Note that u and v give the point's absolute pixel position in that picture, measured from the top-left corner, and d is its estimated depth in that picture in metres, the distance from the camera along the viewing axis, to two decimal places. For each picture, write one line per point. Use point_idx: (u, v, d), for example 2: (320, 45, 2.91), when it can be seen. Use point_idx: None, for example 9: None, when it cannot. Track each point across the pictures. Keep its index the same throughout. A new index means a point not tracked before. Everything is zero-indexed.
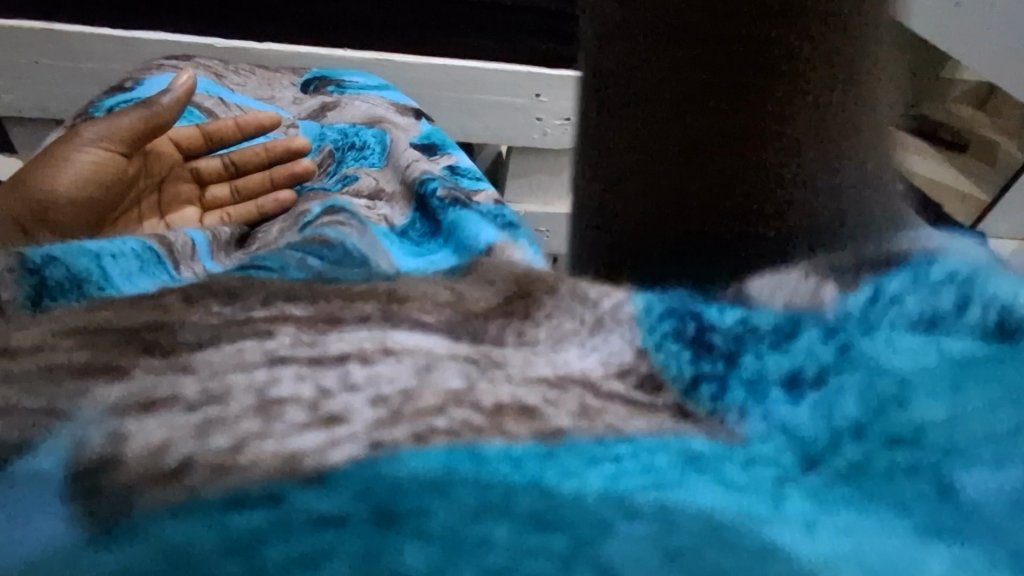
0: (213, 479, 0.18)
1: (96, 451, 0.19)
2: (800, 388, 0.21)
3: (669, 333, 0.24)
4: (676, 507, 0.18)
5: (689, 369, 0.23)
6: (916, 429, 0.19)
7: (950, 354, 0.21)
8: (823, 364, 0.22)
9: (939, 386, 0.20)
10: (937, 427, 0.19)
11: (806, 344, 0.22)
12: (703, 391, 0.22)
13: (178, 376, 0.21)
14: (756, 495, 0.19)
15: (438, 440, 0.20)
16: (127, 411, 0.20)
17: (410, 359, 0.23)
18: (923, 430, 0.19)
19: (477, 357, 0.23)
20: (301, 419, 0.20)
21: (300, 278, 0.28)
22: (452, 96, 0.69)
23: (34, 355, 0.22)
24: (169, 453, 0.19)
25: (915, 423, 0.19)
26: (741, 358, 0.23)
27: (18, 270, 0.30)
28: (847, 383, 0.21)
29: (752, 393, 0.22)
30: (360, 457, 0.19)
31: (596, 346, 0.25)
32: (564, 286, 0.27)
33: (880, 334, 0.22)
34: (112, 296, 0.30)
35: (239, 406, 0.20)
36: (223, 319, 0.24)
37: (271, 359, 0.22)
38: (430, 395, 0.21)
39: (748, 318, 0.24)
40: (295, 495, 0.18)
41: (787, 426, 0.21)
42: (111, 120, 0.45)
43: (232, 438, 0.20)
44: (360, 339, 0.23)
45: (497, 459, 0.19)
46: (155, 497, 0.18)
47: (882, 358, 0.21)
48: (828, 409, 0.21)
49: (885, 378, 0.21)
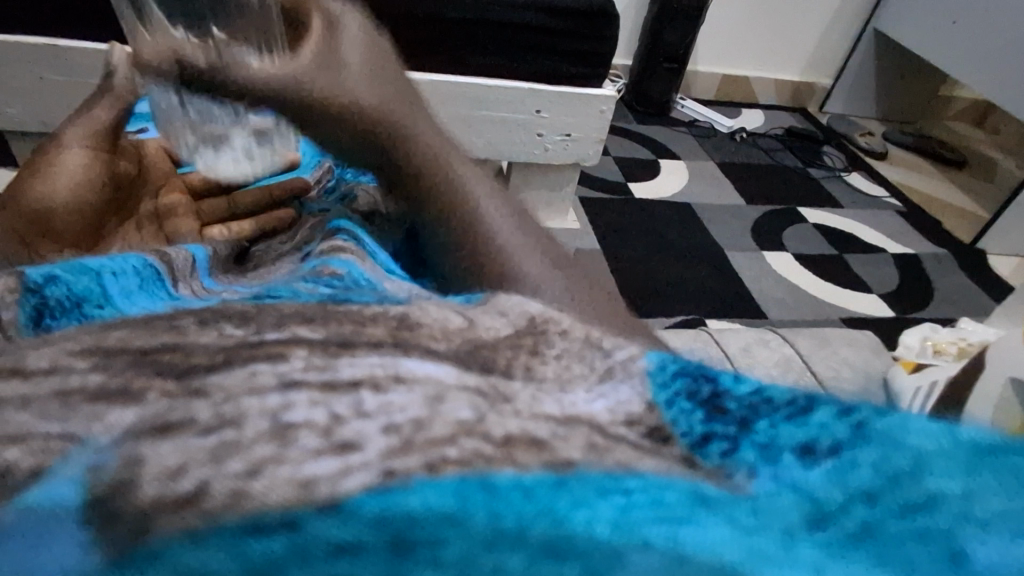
0: (230, 506, 0.18)
1: (111, 475, 0.18)
2: (813, 455, 0.22)
3: (681, 393, 0.24)
4: (687, 540, 0.18)
5: (700, 428, 0.23)
6: (929, 498, 0.19)
7: (962, 439, 0.21)
8: (838, 437, 0.22)
9: (953, 467, 0.20)
10: (950, 499, 0.19)
11: (818, 419, 0.23)
12: (713, 448, 0.23)
13: (191, 401, 0.20)
14: (768, 538, 0.19)
15: (450, 470, 0.19)
16: (140, 434, 0.19)
17: (421, 388, 0.21)
18: (936, 500, 0.19)
19: (484, 390, 0.22)
20: (314, 445, 0.19)
21: (314, 300, 0.28)
22: (453, 112, 0.86)
23: (48, 376, 0.22)
24: (183, 477, 0.18)
25: (928, 493, 0.20)
26: (755, 424, 0.23)
27: (20, 292, 0.31)
28: (861, 457, 0.21)
29: (764, 456, 0.22)
30: (374, 486, 0.18)
31: (605, 394, 0.24)
32: (579, 331, 0.27)
33: (895, 416, 0.22)
34: (111, 312, 0.30)
35: (253, 429, 0.19)
36: (234, 343, 0.23)
37: (285, 384, 0.21)
38: (442, 424, 0.20)
39: (760, 393, 0.25)
40: (312, 522, 0.17)
41: (797, 486, 0.21)
42: (88, 121, 0.48)
43: (246, 463, 0.18)
44: (371, 365, 0.22)
45: (508, 488, 0.18)
46: (169, 523, 0.17)
47: (896, 435, 0.21)
48: (841, 476, 0.21)
49: (900, 454, 0.21)
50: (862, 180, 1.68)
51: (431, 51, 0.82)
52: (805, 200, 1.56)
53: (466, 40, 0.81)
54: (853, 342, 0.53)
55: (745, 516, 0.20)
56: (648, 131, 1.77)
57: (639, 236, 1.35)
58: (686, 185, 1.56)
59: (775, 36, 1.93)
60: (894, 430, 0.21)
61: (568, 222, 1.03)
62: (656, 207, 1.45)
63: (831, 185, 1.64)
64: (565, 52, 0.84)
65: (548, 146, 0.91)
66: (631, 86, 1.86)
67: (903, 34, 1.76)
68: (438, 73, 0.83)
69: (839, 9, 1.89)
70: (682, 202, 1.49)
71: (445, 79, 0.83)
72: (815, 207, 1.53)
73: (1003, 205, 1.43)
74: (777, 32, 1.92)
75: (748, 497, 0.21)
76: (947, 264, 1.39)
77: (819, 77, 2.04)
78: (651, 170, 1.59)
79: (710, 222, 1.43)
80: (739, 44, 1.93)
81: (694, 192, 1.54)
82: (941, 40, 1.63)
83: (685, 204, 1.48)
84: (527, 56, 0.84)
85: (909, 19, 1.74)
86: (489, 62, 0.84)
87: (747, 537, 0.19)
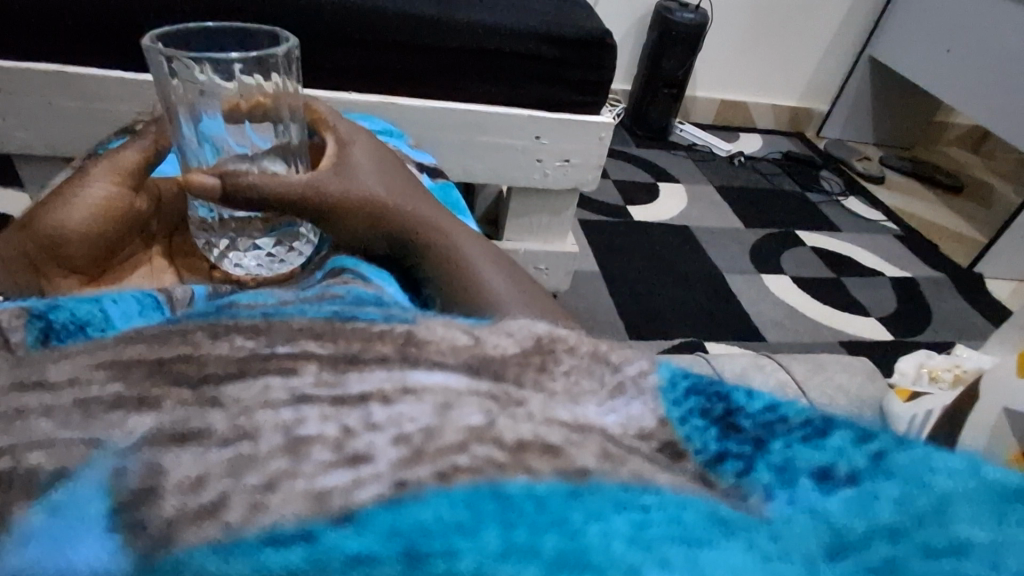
0: (250, 518, 0.18)
1: (134, 484, 0.19)
2: (831, 482, 0.23)
3: (696, 412, 0.26)
4: (706, 561, 0.18)
5: (715, 446, 0.25)
6: (958, 543, 0.20)
7: (987, 483, 0.22)
8: (856, 466, 0.23)
9: (983, 516, 0.21)
10: (981, 546, 0.20)
11: (834, 445, 0.24)
12: (728, 467, 0.24)
13: (208, 412, 0.21)
14: (790, 563, 0.19)
15: (462, 478, 0.19)
16: (162, 443, 0.20)
17: (429, 397, 0.22)
18: (966, 545, 0.20)
19: (497, 392, 0.23)
20: (327, 458, 0.19)
21: (321, 316, 0.28)
22: (455, 139, 0.87)
23: (69, 387, 0.22)
24: (203, 489, 0.19)
25: (957, 538, 0.20)
26: (770, 445, 0.25)
27: (25, 316, 0.31)
28: (880, 491, 0.22)
29: (780, 478, 0.23)
30: (386, 497, 0.19)
31: (616, 408, 0.25)
32: (587, 346, 0.27)
33: (918, 450, 0.23)
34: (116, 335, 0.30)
35: (268, 444, 0.20)
36: (248, 354, 0.24)
37: (296, 398, 0.21)
38: (452, 431, 0.21)
39: (773, 409, 0.27)
40: (327, 534, 0.18)
41: (815, 511, 0.22)
42: (114, 157, 0.46)
43: (263, 477, 0.19)
44: (380, 379, 0.23)
45: (522, 498, 0.19)
46: (192, 535, 0.18)
47: (921, 473, 0.22)
48: (862, 509, 0.22)
49: (923, 495, 0.22)
50: (860, 204, 1.69)
51: (435, 79, 0.83)
52: (803, 223, 1.57)
53: (469, 69, 0.83)
54: (847, 367, 0.54)
55: (766, 540, 0.20)
56: (648, 155, 1.79)
57: (639, 259, 1.36)
58: (685, 209, 1.57)
59: (772, 63, 1.96)
60: (918, 469, 0.22)
61: (567, 245, 1.04)
62: (656, 230, 1.46)
63: (829, 209, 1.65)
64: (566, 80, 0.86)
65: (551, 172, 0.92)
66: (631, 111, 1.88)
67: (900, 61, 1.78)
68: (443, 99, 0.85)
69: (835, 36, 1.92)
70: (682, 225, 1.50)
71: (448, 105, 0.84)
72: (813, 230, 1.54)
73: (1001, 229, 1.44)
74: (773, 59, 1.95)
75: (765, 518, 0.22)
76: (944, 288, 1.39)
77: (816, 103, 2.06)
78: (650, 193, 1.61)
79: (709, 245, 1.44)
80: (737, 70, 1.96)
81: (693, 215, 1.55)
82: (936, 68, 1.66)
83: (685, 227, 1.50)
84: (529, 85, 0.85)
85: (901, 48, 1.77)
86: (491, 90, 0.85)
87: (768, 562, 0.19)
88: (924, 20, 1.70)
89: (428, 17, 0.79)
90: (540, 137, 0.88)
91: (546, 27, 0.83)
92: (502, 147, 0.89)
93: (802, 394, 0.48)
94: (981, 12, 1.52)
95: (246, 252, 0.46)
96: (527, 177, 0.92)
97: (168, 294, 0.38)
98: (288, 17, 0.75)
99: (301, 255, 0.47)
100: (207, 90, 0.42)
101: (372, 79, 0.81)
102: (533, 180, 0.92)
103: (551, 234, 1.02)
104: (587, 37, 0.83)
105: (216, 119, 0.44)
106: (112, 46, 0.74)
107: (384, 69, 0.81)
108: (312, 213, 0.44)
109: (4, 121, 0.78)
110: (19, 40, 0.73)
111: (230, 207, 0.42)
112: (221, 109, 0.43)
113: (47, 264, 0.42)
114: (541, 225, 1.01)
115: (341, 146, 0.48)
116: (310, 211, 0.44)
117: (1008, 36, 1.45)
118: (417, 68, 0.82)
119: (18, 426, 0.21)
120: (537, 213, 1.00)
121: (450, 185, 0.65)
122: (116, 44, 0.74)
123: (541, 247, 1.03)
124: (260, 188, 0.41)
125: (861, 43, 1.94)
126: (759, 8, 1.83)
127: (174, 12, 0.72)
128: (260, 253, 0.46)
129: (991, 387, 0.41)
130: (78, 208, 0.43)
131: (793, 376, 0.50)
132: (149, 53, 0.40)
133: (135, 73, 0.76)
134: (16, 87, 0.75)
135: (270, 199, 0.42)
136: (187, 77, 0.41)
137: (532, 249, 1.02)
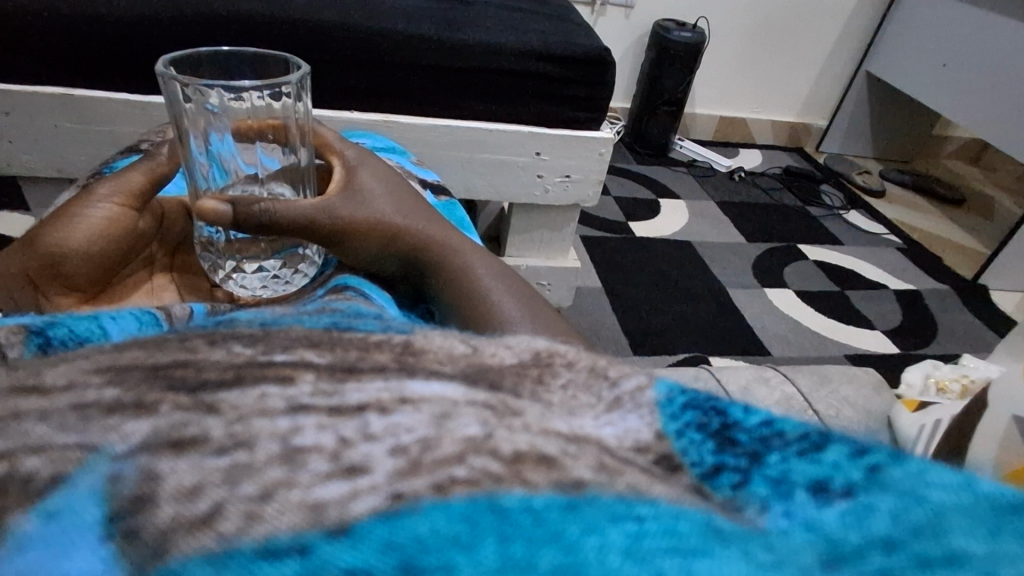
0: (246, 528, 0.17)
1: (129, 492, 0.18)
2: (826, 495, 0.21)
3: (691, 425, 0.24)
4: None
5: (711, 459, 0.23)
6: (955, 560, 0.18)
7: (984, 498, 0.20)
8: (852, 480, 0.21)
9: (976, 531, 0.19)
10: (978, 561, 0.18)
11: (833, 456, 0.22)
12: (724, 480, 0.22)
13: (205, 417, 0.21)
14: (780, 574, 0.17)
15: (459, 490, 0.18)
16: (160, 450, 0.19)
17: (427, 408, 0.22)
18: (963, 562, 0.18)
19: (493, 404, 0.23)
20: (324, 469, 0.19)
21: (318, 326, 0.28)
22: (458, 155, 0.88)
23: (66, 392, 0.22)
24: (200, 497, 0.18)
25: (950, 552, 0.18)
26: (767, 458, 0.23)
27: (24, 333, 0.32)
28: (878, 504, 0.20)
29: (776, 491, 0.22)
30: (382, 510, 0.18)
31: (613, 421, 0.24)
32: (585, 361, 0.27)
33: (915, 464, 0.21)
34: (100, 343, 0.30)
35: (264, 454, 0.19)
36: (245, 360, 0.24)
37: (293, 407, 0.21)
38: (450, 443, 0.20)
39: (771, 424, 0.25)
40: (323, 548, 0.17)
41: (810, 525, 0.20)
42: (120, 177, 0.46)
43: (259, 487, 0.18)
44: (378, 390, 0.22)
45: (518, 511, 0.18)
46: (186, 544, 0.17)
47: (918, 487, 0.20)
48: (857, 523, 0.20)
49: (920, 508, 0.19)
50: (860, 218, 1.69)
51: (436, 97, 0.84)
52: (804, 237, 1.57)
53: (471, 89, 0.84)
54: (852, 378, 0.53)
55: (760, 555, 0.18)
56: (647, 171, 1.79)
57: (639, 274, 1.36)
58: (686, 224, 1.57)
59: (770, 81, 1.98)
60: (911, 482, 0.20)
61: (568, 261, 1.04)
62: (658, 246, 1.47)
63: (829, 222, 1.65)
64: (564, 98, 0.86)
65: (553, 188, 0.93)
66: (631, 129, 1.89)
67: (897, 74, 1.80)
68: (444, 115, 0.85)
69: (831, 52, 1.94)
70: (682, 241, 1.50)
71: (449, 124, 0.85)
72: (814, 244, 1.54)
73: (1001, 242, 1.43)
74: (770, 76, 1.96)
75: (761, 534, 0.20)
76: (949, 301, 1.38)
77: (814, 118, 2.08)
78: (652, 210, 1.61)
79: (711, 260, 1.43)
80: (734, 88, 1.98)
81: (693, 230, 1.55)
82: (932, 82, 1.67)
83: (686, 242, 1.50)
84: (530, 104, 0.86)
85: (897, 62, 1.79)
86: (492, 108, 0.86)
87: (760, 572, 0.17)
88: (920, 36, 1.71)
89: (430, 39, 0.79)
90: (541, 153, 0.89)
91: (544, 45, 0.83)
92: (506, 164, 0.90)
93: (808, 407, 0.48)
94: (976, 27, 1.53)
95: (251, 274, 0.45)
96: (529, 193, 0.93)
97: (166, 309, 0.39)
98: (292, 40, 0.76)
99: (305, 277, 0.47)
100: (218, 113, 0.42)
101: (375, 100, 0.82)
102: (535, 196, 0.93)
103: (552, 250, 1.03)
104: (587, 56, 0.84)
105: (225, 139, 0.44)
106: (118, 70, 0.75)
107: (385, 90, 0.82)
108: (320, 236, 0.44)
109: (11, 145, 0.79)
110: (27, 65, 0.74)
111: (241, 231, 0.42)
112: (231, 130, 0.43)
113: (46, 283, 0.43)
114: (541, 241, 1.02)
115: (348, 170, 0.48)
116: (320, 234, 0.44)
117: (1003, 50, 1.46)
118: (419, 89, 0.82)
119: (14, 431, 0.20)
120: (541, 232, 1.00)
121: (454, 202, 0.65)
122: (120, 69, 0.75)
123: (543, 262, 1.03)
124: (271, 212, 0.41)
125: (858, 58, 1.96)
126: (755, 26, 1.85)
127: (180, 37, 0.73)
128: (265, 275, 0.45)
129: (1000, 395, 0.40)
130: (80, 227, 0.43)
131: (799, 389, 0.50)
132: (163, 79, 0.40)
133: (139, 95, 0.77)
134: (23, 111, 0.76)
135: (281, 223, 0.42)
136: (200, 102, 0.41)
137: (533, 265, 1.02)
